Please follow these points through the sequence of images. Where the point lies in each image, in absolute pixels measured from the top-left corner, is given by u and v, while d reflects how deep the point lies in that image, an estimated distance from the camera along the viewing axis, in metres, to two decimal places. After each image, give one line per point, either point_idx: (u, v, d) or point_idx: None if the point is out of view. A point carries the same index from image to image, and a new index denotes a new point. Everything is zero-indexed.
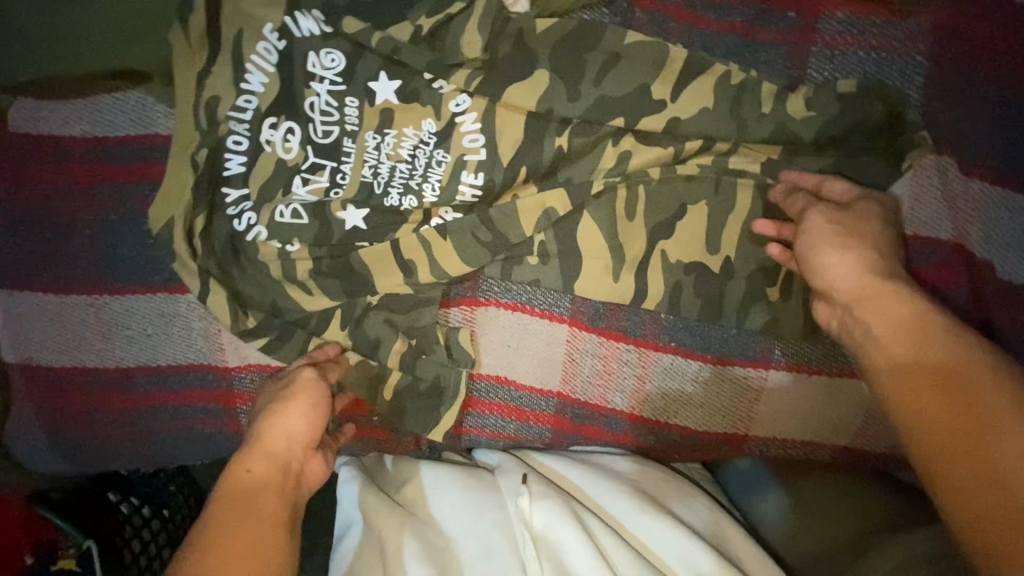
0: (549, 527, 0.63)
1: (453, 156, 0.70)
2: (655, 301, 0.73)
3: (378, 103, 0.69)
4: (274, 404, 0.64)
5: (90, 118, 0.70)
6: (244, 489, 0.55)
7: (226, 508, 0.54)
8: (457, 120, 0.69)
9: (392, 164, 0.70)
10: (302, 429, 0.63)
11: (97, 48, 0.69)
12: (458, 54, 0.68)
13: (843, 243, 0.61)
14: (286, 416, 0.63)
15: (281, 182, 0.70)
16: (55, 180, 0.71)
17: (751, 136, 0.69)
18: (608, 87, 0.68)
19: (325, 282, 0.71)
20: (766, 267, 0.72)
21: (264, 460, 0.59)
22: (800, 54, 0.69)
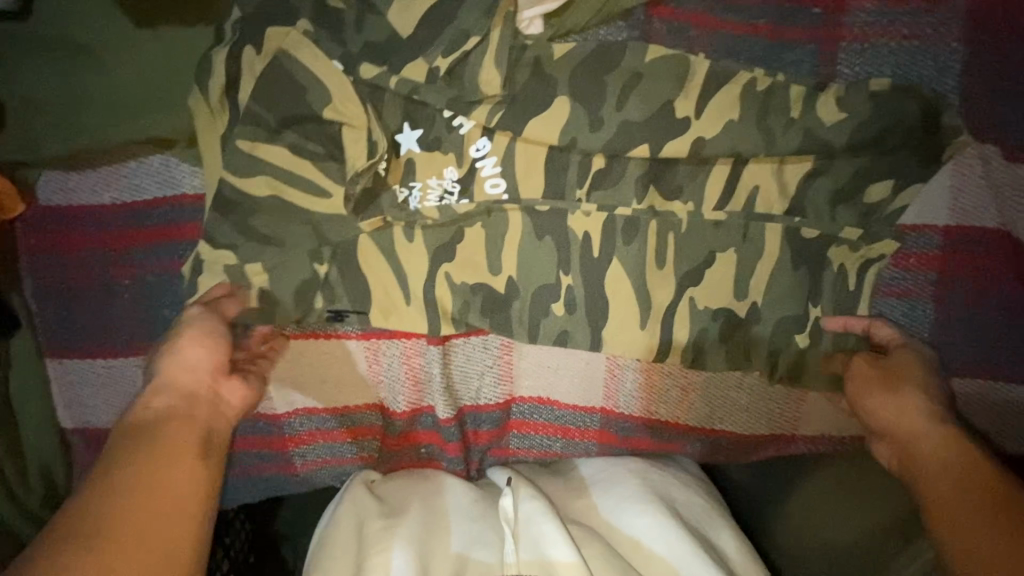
0: (530, 515, 0.65)
1: (478, 207, 0.71)
2: (685, 353, 0.73)
3: (402, 154, 0.70)
4: (171, 341, 0.63)
5: (118, 185, 0.72)
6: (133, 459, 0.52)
7: (121, 478, 0.51)
8: (477, 165, 0.70)
9: (418, 217, 0.71)
10: (188, 399, 0.58)
11: (116, 113, 0.69)
12: (478, 91, 0.68)
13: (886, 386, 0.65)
14: (181, 349, 0.62)
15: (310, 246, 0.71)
16: (93, 249, 0.72)
17: (784, 145, 0.67)
18: (632, 109, 0.68)
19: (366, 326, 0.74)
20: (805, 284, 0.70)
21: (166, 424, 0.56)
22: (828, 51, 0.68)
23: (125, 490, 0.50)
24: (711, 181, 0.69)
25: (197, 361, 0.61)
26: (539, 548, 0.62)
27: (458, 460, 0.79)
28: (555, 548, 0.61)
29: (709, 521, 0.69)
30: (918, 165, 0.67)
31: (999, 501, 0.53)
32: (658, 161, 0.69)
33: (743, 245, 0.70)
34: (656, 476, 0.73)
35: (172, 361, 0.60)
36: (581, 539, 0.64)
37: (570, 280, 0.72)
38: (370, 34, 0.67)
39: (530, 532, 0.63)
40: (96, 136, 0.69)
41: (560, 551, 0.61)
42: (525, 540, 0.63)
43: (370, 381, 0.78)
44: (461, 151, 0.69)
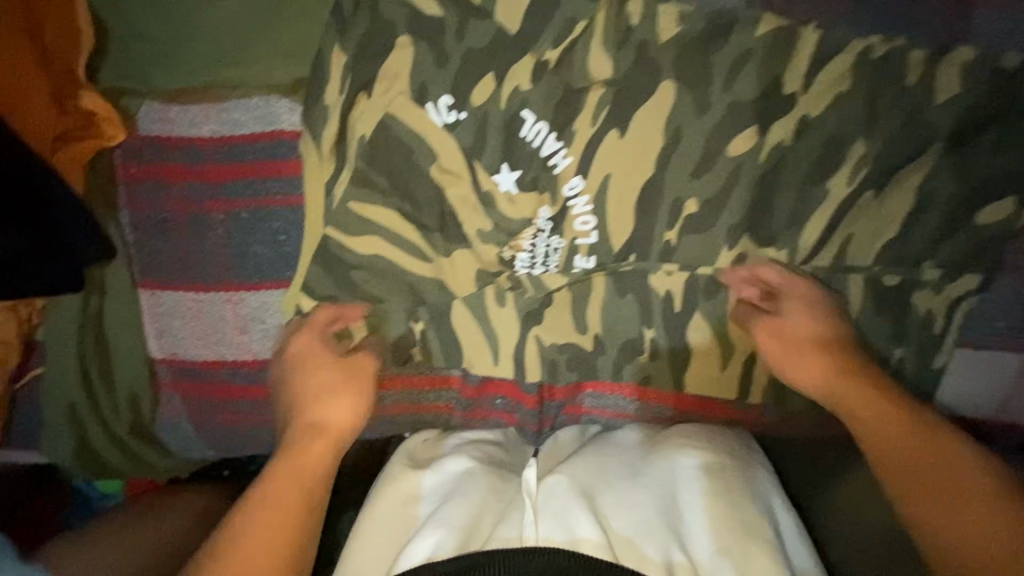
0: (552, 492, 0.66)
1: (568, 240, 0.73)
2: None
3: (501, 194, 0.71)
4: (325, 378, 0.69)
5: (217, 118, 0.70)
6: (257, 526, 0.59)
7: (248, 554, 0.57)
8: (569, 204, 0.71)
9: (513, 254, 0.73)
10: (316, 463, 0.64)
11: (218, 42, 0.68)
12: (588, 39, 0.66)
13: (790, 351, 0.69)
14: (337, 400, 0.68)
15: (412, 191, 0.71)
16: (189, 181, 0.72)
17: (898, 108, 0.65)
18: (749, 61, 0.65)
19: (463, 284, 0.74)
20: (906, 255, 0.70)
21: (288, 496, 0.62)
22: (962, 7, 0.64)
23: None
24: (824, 144, 0.66)
25: (336, 423, 0.67)
26: (566, 525, 0.63)
27: (533, 413, 0.80)
28: (581, 525, 0.62)
29: (742, 482, 0.67)
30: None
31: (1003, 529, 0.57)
32: (769, 118, 0.66)
33: (845, 210, 0.69)
34: (692, 443, 0.71)
35: (294, 444, 0.65)
36: (608, 512, 0.65)
37: (671, 237, 0.71)
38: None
39: (558, 512, 0.64)
40: (196, 68, 0.68)
41: (585, 528, 0.62)
42: (553, 518, 0.63)
43: (454, 335, 0.76)
44: (559, 137, 0.69)
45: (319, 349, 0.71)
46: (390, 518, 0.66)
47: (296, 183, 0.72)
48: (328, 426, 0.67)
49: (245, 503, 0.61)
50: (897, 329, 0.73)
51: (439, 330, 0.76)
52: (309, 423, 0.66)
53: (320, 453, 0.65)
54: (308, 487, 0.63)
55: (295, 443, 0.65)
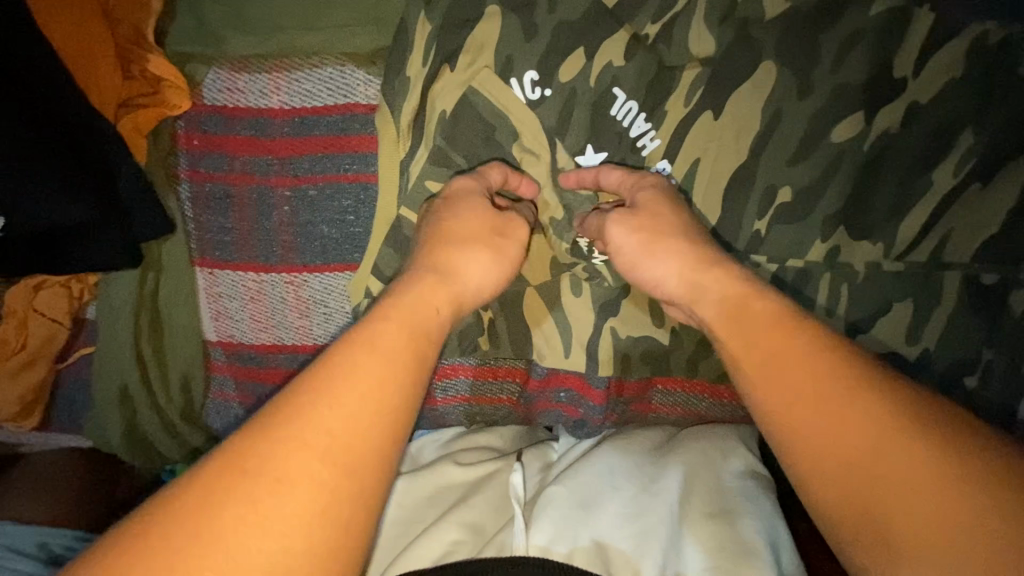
0: (553, 500, 0.64)
1: None
2: (866, 315, 0.70)
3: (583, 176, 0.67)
4: (461, 226, 0.59)
5: (287, 88, 0.66)
6: (367, 365, 0.44)
7: (356, 397, 0.42)
8: None
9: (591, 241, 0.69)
10: (431, 322, 0.50)
11: (296, 7, 0.64)
12: (688, 15, 0.63)
13: (650, 244, 0.60)
14: (480, 254, 0.58)
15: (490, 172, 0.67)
16: (255, 154, 0.68)
17: (1010, 98, 0.62)
18: (860, 42, 0.61)
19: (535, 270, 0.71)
20: (1009, 253, 0.66)
21: (400, 338, 0.47)
22: None
23: (319, 449, 0.39)
24: (931, 132, 0.63)
25: (471, 278, 0.57)
26: (566, 536, 0.62)
27: (600, 408, 0.75)
28: (576, 540, 0.62)
29: (754, 502, 0.63)
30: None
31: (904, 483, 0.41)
32: (876, 103, 0.62)
33: (947, 204, 0.65)
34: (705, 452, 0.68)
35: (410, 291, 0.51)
36: (607, 525, 0.63)
37: (761, 226, 0.67)
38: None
39: (551, 524, 0.62)
40: (271, 34, 0.65)
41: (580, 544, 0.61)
42: (545, 531, 0.62)
43: (524, 323, 0.73)
44: (649, 119, 0.66)
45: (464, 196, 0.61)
46: (392, 516, 0.67)
47: (368, 159, 0.68)
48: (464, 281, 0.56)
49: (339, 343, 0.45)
50: (989, 332, 0.69)
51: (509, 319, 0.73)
52: (439, 262, 0.56)
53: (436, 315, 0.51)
54: (421, 343, 0.48)
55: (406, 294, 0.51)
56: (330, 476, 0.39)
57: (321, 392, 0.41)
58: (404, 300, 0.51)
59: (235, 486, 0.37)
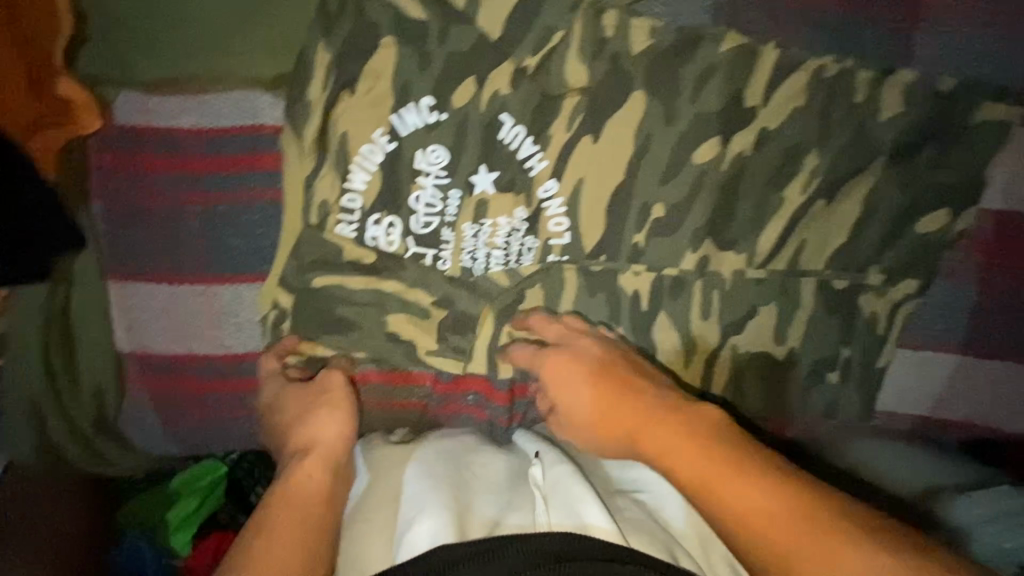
0: (559, 480, 0.66)
1: (541, 240, 0.76)
2: (736, 317, 0.78)
3: (476, 194, 0.73)
4: (309, 411, 0.72)
5: (196, 110, 0.70)
6: (279, 535, 0.62)
7: (271, 557, 0.60)
8: (544, 205, 0.74)
9: (488, 252, 0.75)
10: (320, 489, 0.66)
11: (200, 36, 0.68)
12: (564, 48, 0.70)
13: (564, 386, 0.72)
14: (322, 423, 0.71)
15: (393, 191, 0.72)
16: (166, 172, 0.72)
17: (848, 127, 0.70)
18: (714, 76, 0.69)
19: (433, 282, 0.75)
20: (854, 262, 0.75)
21: (300, 517, 0.64)
22: (908, 32, 0.67)
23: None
24: (779, 155, 0.71)
25: (324, 439, 0.70)
26: (575, 512, 0.62)
27: (505, 409, 0.81)
28: (588, 511, 0.62)
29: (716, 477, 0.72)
30: (961, 153, 0.70)
31: (799, 518, 0.54)
32: (731, 131, 0.70)
33: (799, 219, 0.73)
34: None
35: (291, 473, 0.67)
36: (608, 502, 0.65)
37: (640, 238, 0.75)
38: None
39: (565, 497, 0.64)
40: (177, 57, 0.69)
41: (593, 515, 0.61)
42: (560, 504, 0.63)
43: (427, 333, 0.77)
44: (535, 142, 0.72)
45: (285, 389, 0.74)
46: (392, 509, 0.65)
47: (276, 177, 0.72)
48: (321, 444, 0.69)
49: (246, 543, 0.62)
50: (843, 332, 0.78)
51: (412, 330, 0.77)
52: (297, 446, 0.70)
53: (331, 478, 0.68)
54: (312, 505, 0.65)
55: (296, 468, 0.68)
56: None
57: (244, 570, 0.59)
58: (290, 478, 0.67)
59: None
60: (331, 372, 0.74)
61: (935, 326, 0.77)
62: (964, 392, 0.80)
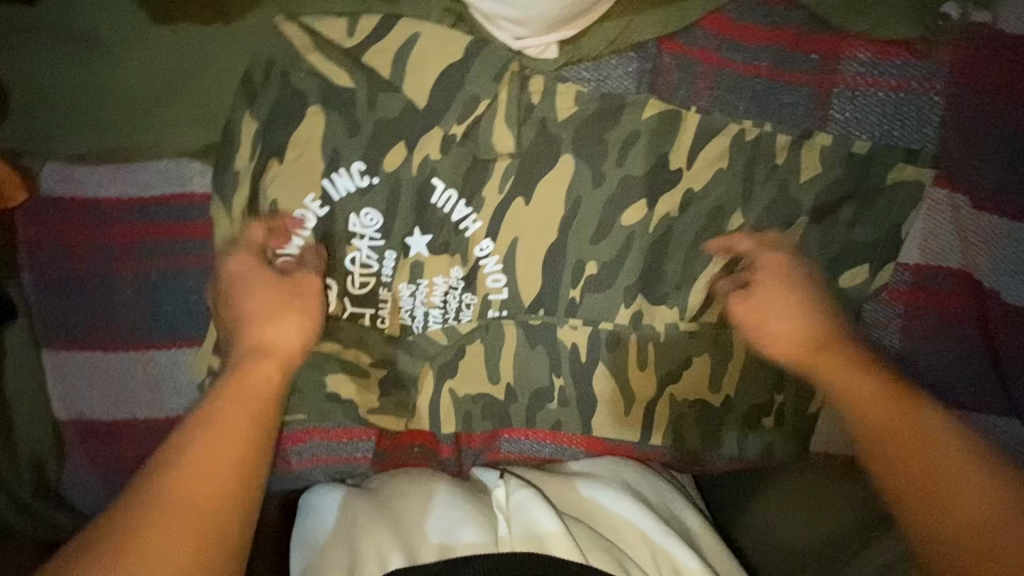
0: (519, 500, 0.69)
1: (479, 297, 0.76)
2: (674, 366, 0.79)
3: (410, 256, 0.74)
4: (265, 284, 0.66)
5: (125, 180, 0.71)
6: (192, 465, 0.51)
7: (194, 461, 0.51)
8: (481, 263, 0.75)
9: (425, 311, 0.75)
10: (264, 389, 0.59)
11: (127, 109, 0.69)
12: (491, 115, 0.71)
13: (788, 309, 0.68)
14: (277, 327, 0.64)
15: (327, 255, 0.72)
16: (96, 241, 0.71)
17: (770, 187, 0.72)
18: (638, 140, 0.71)
19: (372, 342, 0.76)
20: None
21: (237, 414, 0.56)
22: (822, 97, 0.70)
23: (175, 517, 0.48)
24: (706, 213, 0.73)
25: (285, 345, 0.63)
26: (532, 531, 0.65)
27: (451, 461, 0.82)
28: (542, 518, 0.65)
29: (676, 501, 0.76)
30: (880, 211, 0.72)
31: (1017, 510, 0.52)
32: (658, 192, 0.72)
33: (728, 273, 0.75)
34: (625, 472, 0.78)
35: (246, 366, 0.60)
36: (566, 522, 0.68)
37: (576, 294, 0.76)
38: (383, 59, 0.69)
39: (525, 517, 0.67)
40: (105, 130, 0.69)
41: (547, 522, 0.65)
42: (520, 523, 0.66)
43: (368, 390, 0.77)
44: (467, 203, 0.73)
45: (252, 271, 0.67)
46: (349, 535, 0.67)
47: (207, 243, 0.72)
48: (281, 349, 0.63)
49: (189, 430, 0.54)
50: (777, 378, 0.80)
51: (352, 388, 0.77)
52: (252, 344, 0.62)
53: (269, 392, 0.59)
54: (257, 407, 0.57)
55: (244, 365, 0.60)
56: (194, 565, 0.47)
57: (165, 469, 0.51)
58: (238, 376, 0.59)
59: (125, 541, 0.46)
60: (308, 275, 0.68)
61: None
62: None
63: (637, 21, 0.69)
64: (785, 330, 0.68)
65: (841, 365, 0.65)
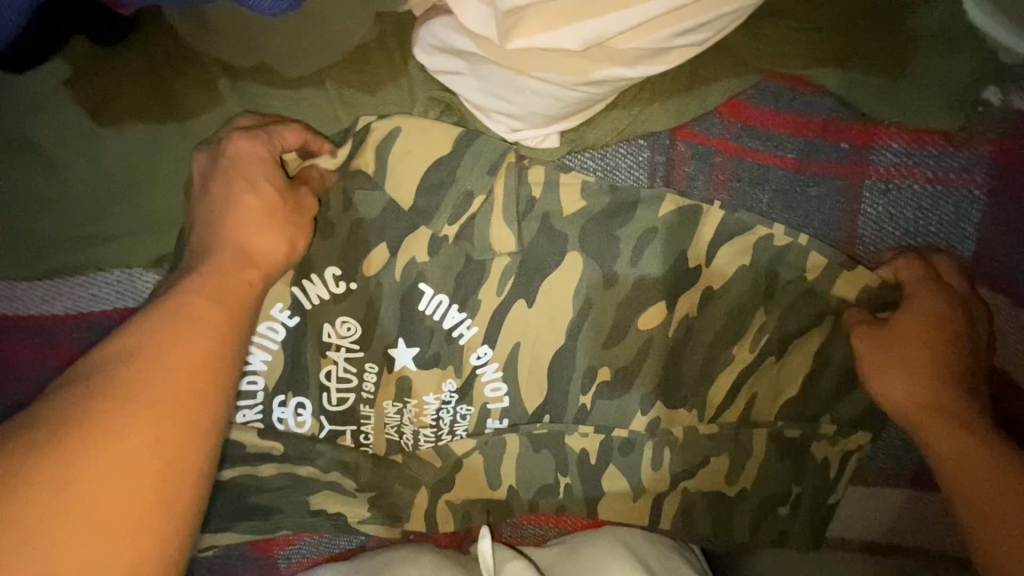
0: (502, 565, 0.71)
1: (477, 406, 0.69)
2: (688, 465, 0.74)
3: (395, 370, 0.66)
4: (247, 194, 0.54)
5: (73, 295, 0.63)
6: (168, 365, 0.45)
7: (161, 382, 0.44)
8: (477, 370, 0.68)
9: (415, 428, 0.69)
10: (244, 293, 0.52)
11: (80, 215, 0.61)
12: (488, 210, 0.63)
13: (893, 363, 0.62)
14: (262, 224, 0.54)
15: (308, 372, 0.65)
16: (38, 362, 0.63)
17: (795, 286, 0.66)
18: (653, 238, 0.64)
19: (361, 459, 0.69)
20: (804, 411, 0.71)
21: (213, 321, 0.49)
22: (852, 188, 0.63)
23: (140, 431, 0.42)
24: (725, 310, 0.67)
25: (265, 248, 0.54)
26: None
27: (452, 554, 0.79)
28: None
29: (678, 563, 0.74)
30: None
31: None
32: (671, 292, 0.66)
33: (748, 373, 0.69)
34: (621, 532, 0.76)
35: (219, 264, 0.52)
36: None
37: (585, 398, 0.70)
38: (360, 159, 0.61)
39: None
40: (55, 238, 0.62)
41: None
42: None
43: (358, 503, 0.71)
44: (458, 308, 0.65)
45: (248, 156, 0.56)
46: None
47: None
48: (260, 259, 0.54)
49: (150, 322, 0.47)
50: (796, 473, 0.75)
51: (342, 502, 0.71)
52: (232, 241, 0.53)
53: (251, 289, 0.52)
54: (233, 310, 0.50)
55: (223, 262, 0.52)
56: (148, 476, 0.42)
57: (129, 379, 0.44)
58: (212, 266, 0.52)
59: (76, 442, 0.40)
60: (308, 192, 0.58)
61: (883, 461, 0.75)
62: (918, 525, 0.77)
63: (646, 111, 0.62)
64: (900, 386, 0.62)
65: (938, 426, 0.60)
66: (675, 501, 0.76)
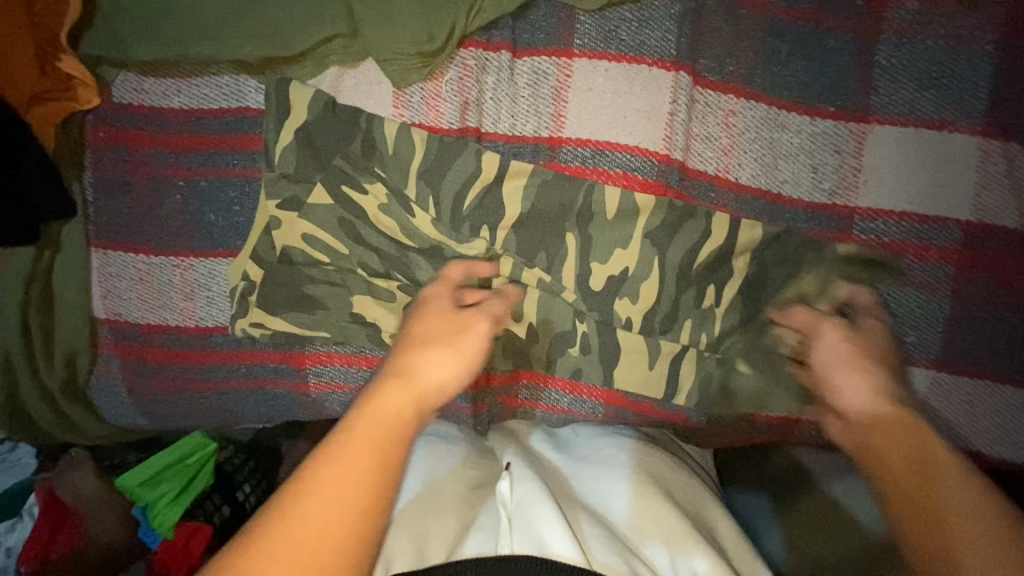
0: (526, 499, 0.60)
1: (506, 228, 0.75)
2: (707, 317, 0.75)
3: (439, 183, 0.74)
4: (420, 339, 0.62)
5: (188, 92, 0.76)
6: (331, 476, 0.49)
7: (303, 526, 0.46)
8: (510, 194, 0.74)
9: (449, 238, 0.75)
10: (397, 424, 0.54)
11: (190, 23, 0.72)
12: (538, 49, 0.75)
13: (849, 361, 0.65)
14: (438, 359, 0.60)
15: (363, 177, 0.74)
16: (152, 147, 0.77)
17: (813, 135, 0.72)
18: (683, 82, 0.72)
19: (401, 269, 0.76)
20: (827, 267, 0.73)
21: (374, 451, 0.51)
22: (868, 44, 0.70)
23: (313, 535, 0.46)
24: (743, 155, 0.73)
25: (438, 380, 0.59)
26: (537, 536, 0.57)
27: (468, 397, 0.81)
28: (555, 537, 0.56)
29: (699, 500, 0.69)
30: (920, 163, 0.71)
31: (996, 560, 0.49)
32: (695, 134, 0.74)
33: (765, 217, 0.74)
34: (645, 469, 0.68)
35: (381, 397, 0.55)
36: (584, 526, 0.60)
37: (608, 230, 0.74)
38: None
39: (529, 518, 0.58)
40: (168, 43, 0.72)
41: (560, 541, 0.56)
42: (523, 527, 0.58)
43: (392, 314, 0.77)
44: (507, 134, 0.75)
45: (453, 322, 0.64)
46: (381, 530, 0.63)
47: (253, 157, 0.77)
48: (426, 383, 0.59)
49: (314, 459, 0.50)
50: None
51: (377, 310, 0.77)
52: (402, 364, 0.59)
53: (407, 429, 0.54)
54: (388, 443, 0.52)
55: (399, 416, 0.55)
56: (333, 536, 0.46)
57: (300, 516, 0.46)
58: (375, 404, 0.55)
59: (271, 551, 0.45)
60: (481, 319, 0.65)
61: (906, 335, 0.73)
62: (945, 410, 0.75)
63: None
64: (856, 389, 0.63)
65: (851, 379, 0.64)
66: (689, 366, 0.77)
